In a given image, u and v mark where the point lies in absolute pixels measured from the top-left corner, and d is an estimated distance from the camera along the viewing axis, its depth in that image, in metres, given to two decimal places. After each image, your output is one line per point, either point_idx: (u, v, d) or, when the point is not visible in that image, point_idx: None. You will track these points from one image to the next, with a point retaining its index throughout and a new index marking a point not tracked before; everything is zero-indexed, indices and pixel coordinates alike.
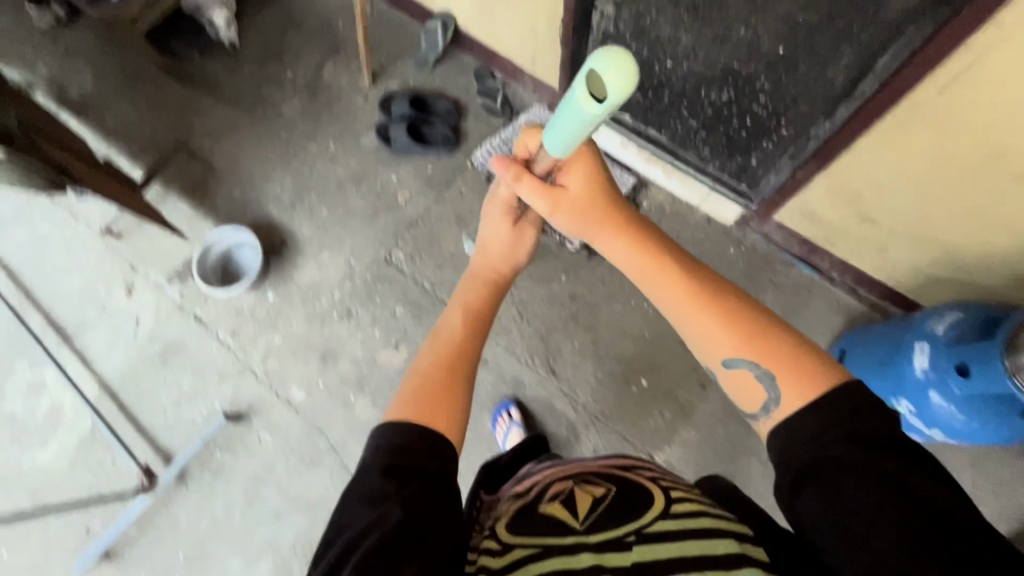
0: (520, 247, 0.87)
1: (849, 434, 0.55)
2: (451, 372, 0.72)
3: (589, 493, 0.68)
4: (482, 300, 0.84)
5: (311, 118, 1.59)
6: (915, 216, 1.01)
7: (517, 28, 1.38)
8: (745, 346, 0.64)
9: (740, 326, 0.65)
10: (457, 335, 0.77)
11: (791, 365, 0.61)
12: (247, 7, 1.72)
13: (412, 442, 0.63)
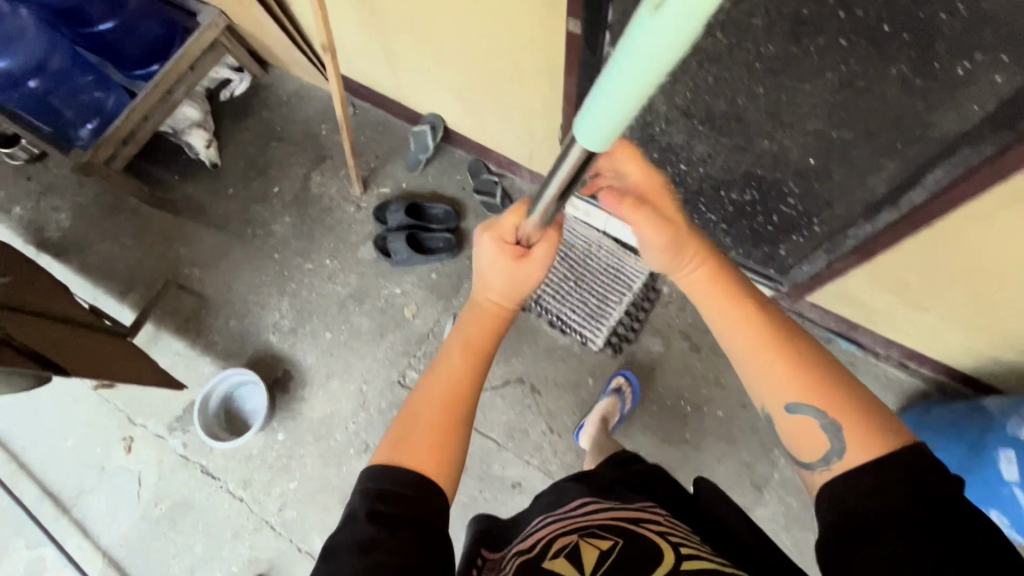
0: (523, 281, 0.78)
1: (914, 487, 0.48)
2: (444, 428, 0.65)
3: (595, 546, 0.59)
4: (485, 340, 0.76)
5: (304, 234, 1.52)
6: (971, 306, 0.93)
7: (508, 127, 1.28)
8: (807, 387, 0.57)
9: (806, 369, 0.58)
10: (460, 378, 0.70)
11: (863, 419, 0.54)
12: (226, 123, 1.66)
13: (402, 487, 0.59)
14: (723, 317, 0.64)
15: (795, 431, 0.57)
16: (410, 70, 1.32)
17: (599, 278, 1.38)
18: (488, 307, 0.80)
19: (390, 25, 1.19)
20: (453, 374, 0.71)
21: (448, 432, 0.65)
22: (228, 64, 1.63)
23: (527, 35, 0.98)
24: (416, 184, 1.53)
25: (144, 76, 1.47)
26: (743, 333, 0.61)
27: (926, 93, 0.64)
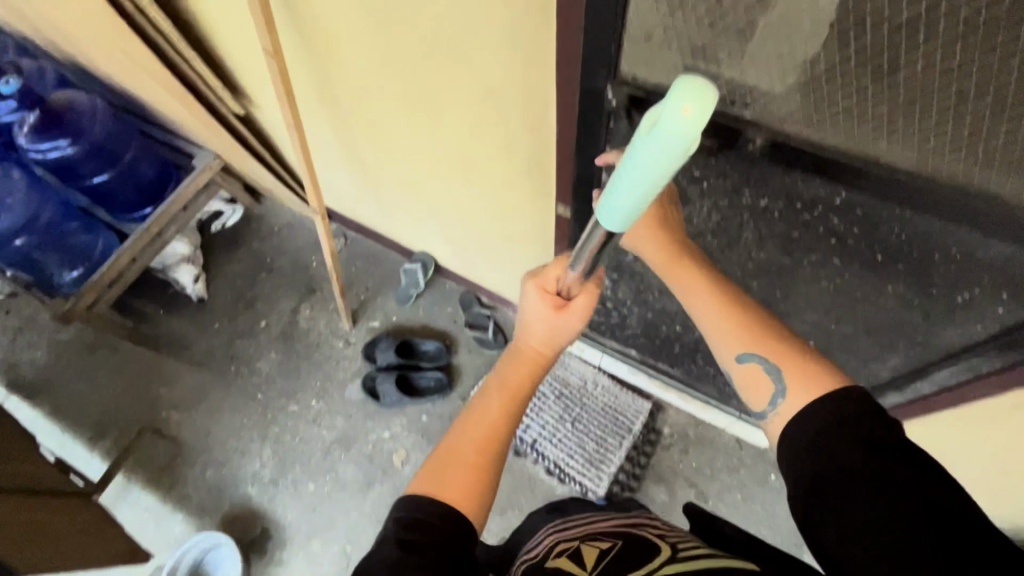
0: (568, 331, 0.72)
1: (851, 439, 0.49)
2: (473, 464, 0.66)
3: (595, 549, 0.68)
4: (519, 385, 0.74)
5: (290, 373, 1.46)
6: (993, 481, 0.88)
7: (495, 272, 1.26)
8: (757, 344, 0.59)
9: (757, 332, 0.60)
10: (495, 422, 0.71)
11: (812, 373, 0.55)
12: (215, 254, 1.65)
13: (433, 521, 0.59)
14: (679, 282, 0.65)
15: (742, 377, 0.60)
16: (397, 218, 1.29)
17: (596, 418, 1.32)
18: (527, 352, 0.75)
19: (376, 184, 1.18)
20: (489, 418, 0.71)
21: (480, 467, 0.65)
22: (222, 197, 1.67)
23: (513, 210, 0.95)
24: (407, 318, 1.49)
25: (138, 218, 1.46)
26: (702, 306, 0.63)
27: (928, 310, 0.62)
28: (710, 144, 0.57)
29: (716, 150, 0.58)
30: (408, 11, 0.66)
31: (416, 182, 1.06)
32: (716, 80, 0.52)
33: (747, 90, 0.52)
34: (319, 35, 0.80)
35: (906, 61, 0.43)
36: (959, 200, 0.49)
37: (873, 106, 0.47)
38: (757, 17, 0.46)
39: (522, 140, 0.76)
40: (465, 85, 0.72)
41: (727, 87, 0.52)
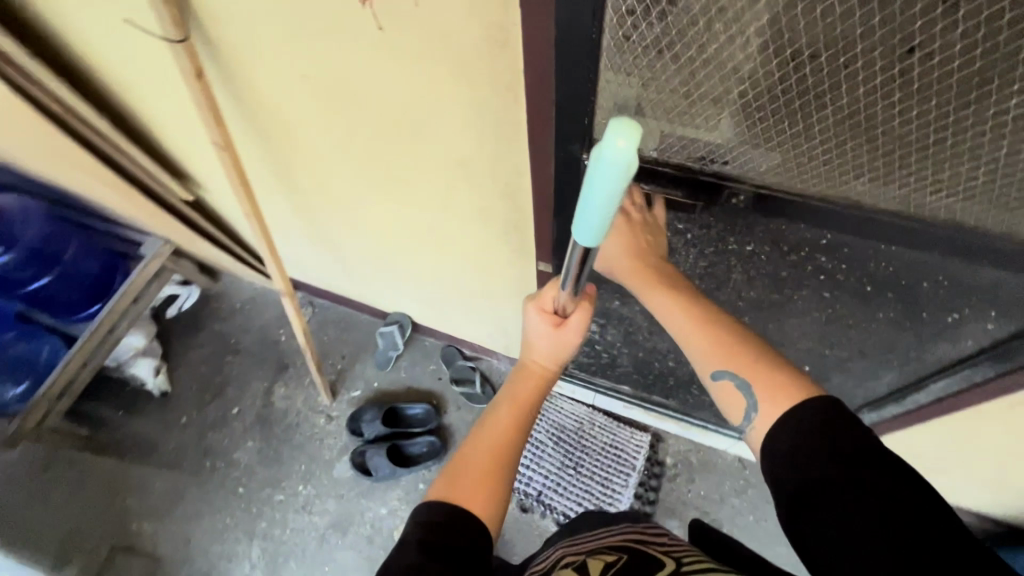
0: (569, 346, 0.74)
1: (831, 456, 0.45)
2: (487, 468, 0.65)
3: (601, 561, 0.62)
4: (528, 397, 0.74)
5: (271, 460, 1.37)
6: (992, 472, 0.91)
7: (477, 328, 1.22)
8: (732, 360, 0.54)
9: (732, 348, 0.55)
10: (507, 431, 0.70)
11: (786, 386, 0.51)
12: (174, 342, 1.54)
13: (450, 523, 0.58)
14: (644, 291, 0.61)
15: (720, 395, 0.55)
16: (367, 286, 1.25)
17: (597, 459, 1.29)
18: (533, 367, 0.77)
19: (343, 255, 1.14)
20: (500, 429, 0.71)
21: (493, 472, 0.65)
22: (175, 279, 1.56)
23: (492, 268, 0.93)
24: (388, 381, 1.44)
25: (87, 317, 1.36)
26: (676, 320, 0.58)
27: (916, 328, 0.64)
28: (691, 199, 0.60)
29: (695, 204, 0.60)
30: (367, 96, 0.64)
31: (386, 250, 1.03)
32: (690, 142, 0.55)
33: (727, 149, 0.54)
34: (274, 122, 0.77)
35: (883, 115, 0.46)
36: (940, 234, 0.52)
37: (855, 155, 0.50)
38: (730, 83, 0.48)
39: (497, 205, 0.74)
40: (433, 159, 0.70)
41: (703, 148, 0.55)
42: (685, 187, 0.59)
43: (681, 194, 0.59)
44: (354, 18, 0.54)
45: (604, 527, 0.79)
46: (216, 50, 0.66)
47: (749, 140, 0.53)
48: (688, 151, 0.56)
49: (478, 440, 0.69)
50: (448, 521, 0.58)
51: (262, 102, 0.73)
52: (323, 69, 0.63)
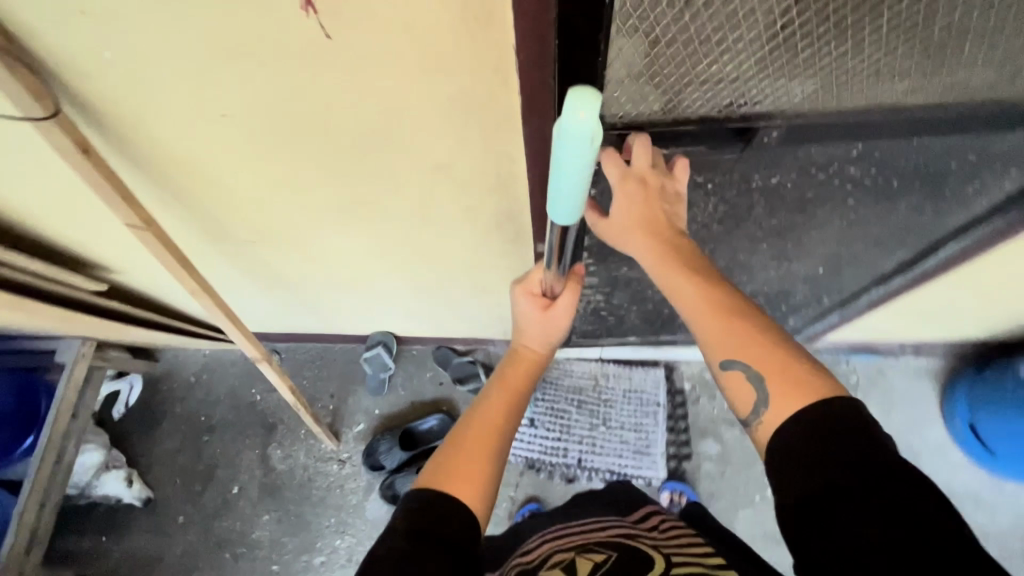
0: (556, 332, 0.67)
1: (839, 464, 0.41)
2: (479, 450, 0.57)
3: (592, 559, 0.63)
4: (520, 384, 0.66)
5: (296, 526, 1.27)
6: (976, 301, 1.00)
7: (471, 324, 1.15)
8: (749, 354, 0.49)
9: (752, 343, 0.49)
10: (498, 414, 0.62)
11: (807, 389, 0.45)
12: (135, 443, 1.36)
13: (439, 512, 0.50)
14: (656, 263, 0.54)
15: (725, 386, 0.50)
16: (341, 317, 1.13)
17: (624, 408, 1.29)
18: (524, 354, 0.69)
19: (307, 294, 1.01)
20: (492, 413, 0.62)
21: (485, 456, 0.57)
22: (108, 375, 1.36)
23: (484, 264, 0.85)
24: (390, 404, 1.35)
25: (24, 454, 1.15)
26: (687, 302, 0.52)
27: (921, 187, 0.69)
28: (720, 147, 0.61)
29: (724, 149, 0.62)
30: (314, 117, 0.53)
31: (359, 277, 0.92)
32: (717, 97, 0.56)
33: (761, 91, 0.55)
34: (196, 173, 0.64)
35: (938, 11, 0.48)
36: (960, 99, 0.58)
37: (899, 58, 0.53)
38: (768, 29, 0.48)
39: (487, 201, 0.66)
40: (406, 169, 0.61)
41: (731, 97, 0.56)
42: (716, 139, 0.60)
43: (709, 146, 0.61)
44: (280, 26, 0.43)
45: (594, 518, 0.81)
46: (99, 105, 0.52)
47: (783, 77, 0.54)
48: (711, 106, 0.57)
49: (465, 425, 0.60)
50: (432, 508, 0.50)
51: (176, 154, 0.60)
52: (252, 98, 0.51)
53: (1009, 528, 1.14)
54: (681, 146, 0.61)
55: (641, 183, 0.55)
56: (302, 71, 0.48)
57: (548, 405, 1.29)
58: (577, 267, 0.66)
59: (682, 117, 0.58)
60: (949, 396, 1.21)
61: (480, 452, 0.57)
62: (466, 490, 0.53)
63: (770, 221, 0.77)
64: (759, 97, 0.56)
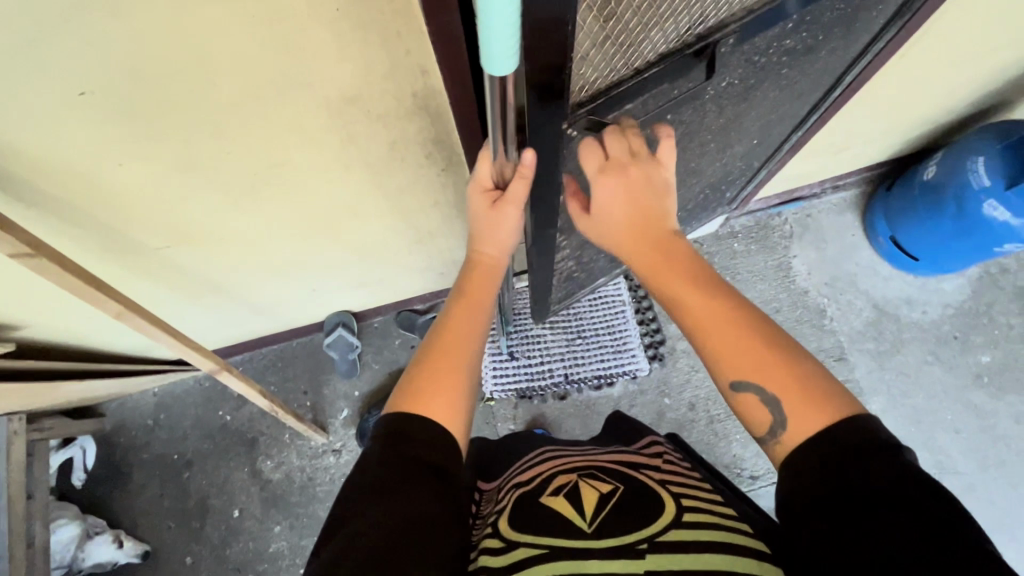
0: (509, 230, 0.62)
1: (847, 478, 0.42)
2: (453, 369, 0.55)
3: (597, 491, 0.62)
4: (484, 296, 0.63)
5: (312, 526, 1.24)
6: (873, 118, 1.08)
7: (426, 277, 1.13)
8: (760, 372, 0.48)
9: (765, 360, 0.49)
10: (464, 329, 0.59)
11: (817, 403, 0.46)
12: (111, 504, 1.26)
13: (413, 441, 0.50)
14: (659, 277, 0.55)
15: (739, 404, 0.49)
16: (291, 307, 1.06)
17: (594, 315, 1.32)
18: (483, 261, 0.65)
19: (248, 290, 0.94)
20: (458, 330, 0.59)
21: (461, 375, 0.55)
22: (53, 446, 1.24)
23: (423, 204, 0.81)
24: (369, 382, 1.32)
25: None
26: (692, 313, 0.52)
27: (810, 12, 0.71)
28: (683, 74, 0.62)
29: (688, 76, 0.63)
30: (190, 68, 0.47)
31: (297, 254, 0.86)
32: (672, 28, 0.57)
33: (707, 6, 0.57)
34: (69, 170, 0.56)
35: None
36: None
37: None
38: None
39: (410, 128, 0.62)
40: (314, 111, 0.55)
41: (682, 24, 0.57)
42: (682, 68, 0.61)
43: (674, 77, 0.61)
44: None
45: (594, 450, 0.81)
46: None
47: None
48: (665, 39, 0.57)
49: (432, 346, 0.57)
50: (410, 437, 0.50)
51: (42, 155, 0.52)
52: (111, 64, 0.45)
53: (938, 315, 1.29)
54: (652, 90, 0.60)
55: (623, 182, 0.55)
56: (161, 12, 0.41)
57: (522, 334, 1.30)
58: (524, 156, 0.54)
59: (646, 61, 0.58)
60: (869, 218, 1.32)
61: (449, 371, 0.55)
62: (438, 413, 0.52)
63: (713, 113, 0.76)
64: (702, 14, 0.58)
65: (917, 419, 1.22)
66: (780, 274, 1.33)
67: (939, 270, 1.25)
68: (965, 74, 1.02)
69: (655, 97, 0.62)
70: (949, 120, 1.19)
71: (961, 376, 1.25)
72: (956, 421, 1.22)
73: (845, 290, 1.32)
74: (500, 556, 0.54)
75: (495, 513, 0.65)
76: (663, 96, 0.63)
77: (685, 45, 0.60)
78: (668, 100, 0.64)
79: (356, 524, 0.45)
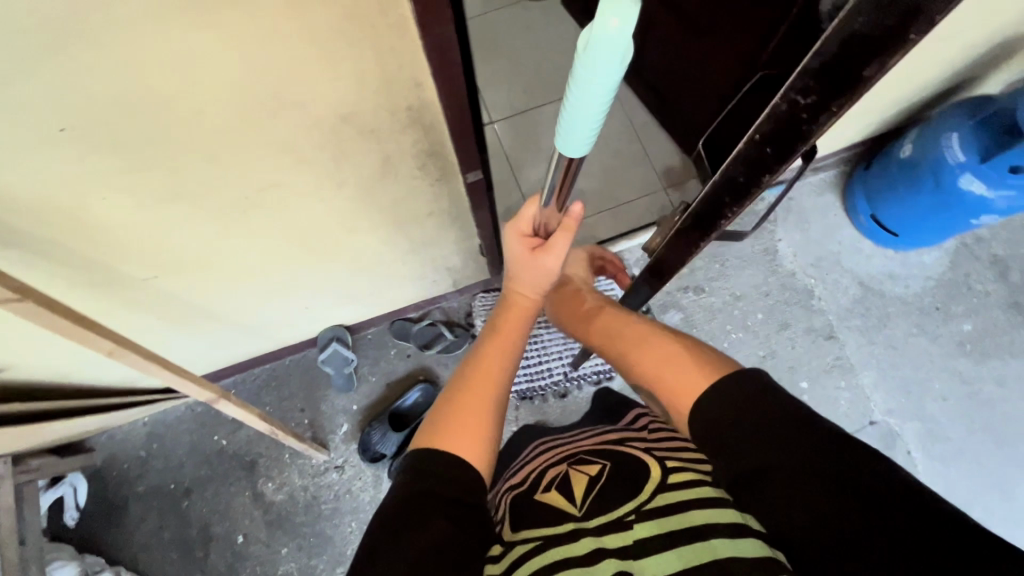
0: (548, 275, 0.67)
1: (765, 458, 0.48)
2: (481, 402, 0.58)
3: (586, 474, 0.63)
4: (514, 331, 0.68)
5: (320, 545, 1.22)
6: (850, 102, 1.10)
7: (420, 284, 1.12)
8: (670, 369, 0.59)
9: (654, 355, 0.62)
10: (495, 358, 0.64)
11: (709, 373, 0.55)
12: (109, 540, 1.23)
13: (444, 469, 0.51)
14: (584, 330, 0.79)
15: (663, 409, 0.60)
16: (285, 326, 1.04)
17: None
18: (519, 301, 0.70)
19: (240, 313, 0.92)
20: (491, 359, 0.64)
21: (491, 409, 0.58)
22: (42, 486, 1.20)
23: (417, 216, 0.80)
24: (367, 395, 1.30)
25: None
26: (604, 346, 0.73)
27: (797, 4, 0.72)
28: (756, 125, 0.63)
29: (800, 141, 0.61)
30: (177, 100, 0.45)
31: (290, 273, 0.84)
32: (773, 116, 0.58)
33: None
34: (54, 211, 0.54)
35: None
36: None
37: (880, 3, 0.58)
38: None
39: (404, 142, 0.61)
40: (307, 133, 0.54)
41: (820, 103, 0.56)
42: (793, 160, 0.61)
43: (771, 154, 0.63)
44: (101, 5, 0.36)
45: (585, 431, 0.81)
46: None
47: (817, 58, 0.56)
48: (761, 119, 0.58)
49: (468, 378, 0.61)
50: (437, 469, 0.51)
51: (26, 197, 0.50)
52: (98, 102, 0.43)
53: (921, 288, 1.33)
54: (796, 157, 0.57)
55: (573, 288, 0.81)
56: (151, 48, 0.39)
57: None
58: (574, 208, 0.60)
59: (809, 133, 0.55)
60: (850, 199, 1.35)
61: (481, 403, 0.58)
62: (466, 445, 0.54)
63: None
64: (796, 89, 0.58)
65: (908, 391, 1.26)
66: (768, 258, 1.35)
67: (910, 246, 1.30)
68: (938, 55, 1.05)
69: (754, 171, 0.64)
70: (923, 99, 1.22)
71: (946, 346, 1.29)
72: (944, 389, 1.26)
73: (831, 270, 1.34)
74: (500, 556, 0.53)
75: (497, 516, 0.64)
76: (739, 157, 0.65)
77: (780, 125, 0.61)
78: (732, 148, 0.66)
79: (376, 564, 0.45)
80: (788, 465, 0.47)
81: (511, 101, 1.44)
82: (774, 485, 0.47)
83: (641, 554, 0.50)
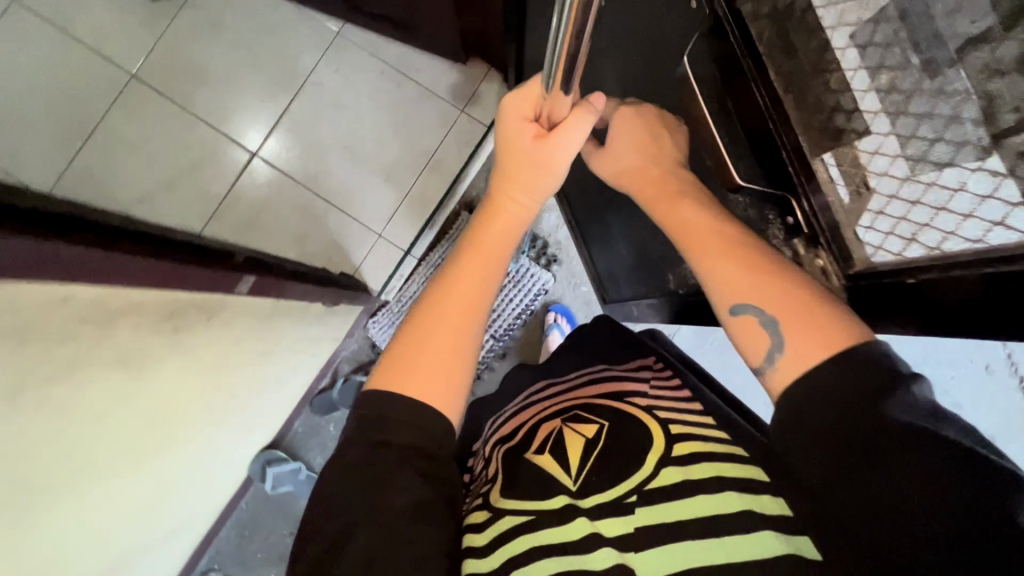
0: (547, 171, 0.61)
1: (852, 429, 0.38)
2: (452, 339, 0.52)
3: (581, 437, 0.56)
4: (500, 246, 0.60)
5: None
6: None
7: (298, 368, 1.00)
8: (771, 281, 0.47)
9: (766, 266, 0.47)
10: (473, 279, 0.55)
11: (841, 322, 0.42)
12: None
13: (403, 415, 0.47)
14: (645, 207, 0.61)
15: (735, 328, 0.48)
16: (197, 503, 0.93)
17: None
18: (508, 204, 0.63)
19: (138, 538, 0.81)
20: (469, 280, 0.55)
21: (464, 353, 0.52)
22: None
23: (223, 346, 0.68)
24: None
25: None
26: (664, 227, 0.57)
27: None
28: (925, 112, 0.46)
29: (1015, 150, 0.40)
30: None
31: (145, 484, 0.72)
32: (850, 236, 0.56)
33: None
34: None
35: None
36: None
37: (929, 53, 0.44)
38: None
39: (127, 328, 0.49)
40: (12, 442, 0.41)
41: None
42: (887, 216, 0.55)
43: (889, 163, 0.51)
44: None
45: (582, 374, 0.72)
46: None
47: None
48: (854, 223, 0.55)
49: (442, 300, 0.54)
50: (389, 417, 0.47)
51: None
52: None
53: None
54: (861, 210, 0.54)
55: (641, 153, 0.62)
56: None
57: None
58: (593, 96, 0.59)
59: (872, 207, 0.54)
60: None
61: (454, 345, 0.51)
62: (433, 391, 0.49)
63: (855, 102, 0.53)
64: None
65: None
66: None
67: None
68: None
69: (853, 164, 0.54)
70: None
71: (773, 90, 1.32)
72: None
73: None
74: (483, 529, 0.48)
75: (484, 479, 0.59)
76: (867, 126, 0.52)
77: (919, 142, 0.47)
78: (868, 108, 0.51)
79: (347, 521, 0.42)
80: (907, 482, 0.35)
81: (257, 117, 1.23)
82: (882, 501, 0.36)
83: (646, 548, 0.44)
